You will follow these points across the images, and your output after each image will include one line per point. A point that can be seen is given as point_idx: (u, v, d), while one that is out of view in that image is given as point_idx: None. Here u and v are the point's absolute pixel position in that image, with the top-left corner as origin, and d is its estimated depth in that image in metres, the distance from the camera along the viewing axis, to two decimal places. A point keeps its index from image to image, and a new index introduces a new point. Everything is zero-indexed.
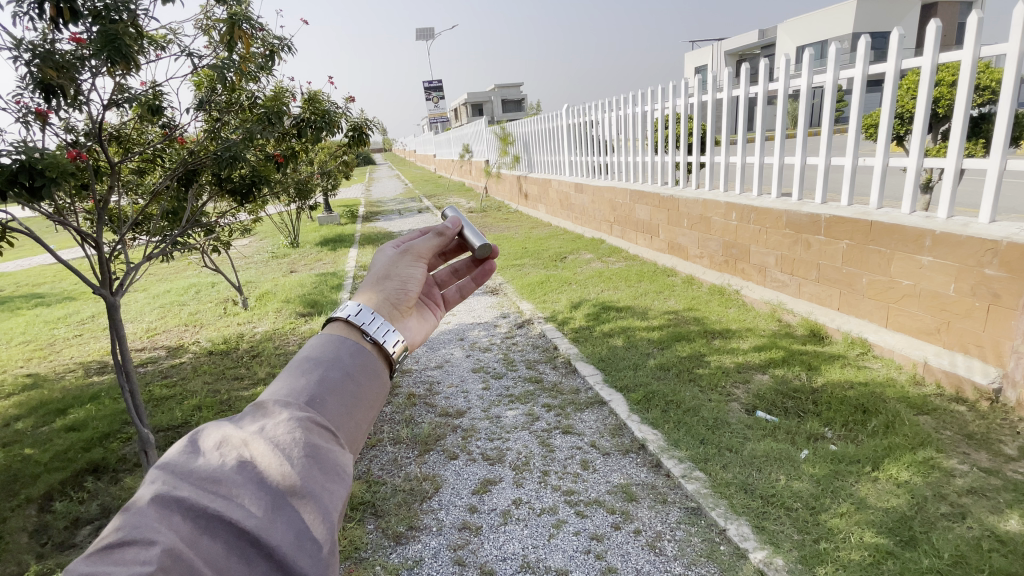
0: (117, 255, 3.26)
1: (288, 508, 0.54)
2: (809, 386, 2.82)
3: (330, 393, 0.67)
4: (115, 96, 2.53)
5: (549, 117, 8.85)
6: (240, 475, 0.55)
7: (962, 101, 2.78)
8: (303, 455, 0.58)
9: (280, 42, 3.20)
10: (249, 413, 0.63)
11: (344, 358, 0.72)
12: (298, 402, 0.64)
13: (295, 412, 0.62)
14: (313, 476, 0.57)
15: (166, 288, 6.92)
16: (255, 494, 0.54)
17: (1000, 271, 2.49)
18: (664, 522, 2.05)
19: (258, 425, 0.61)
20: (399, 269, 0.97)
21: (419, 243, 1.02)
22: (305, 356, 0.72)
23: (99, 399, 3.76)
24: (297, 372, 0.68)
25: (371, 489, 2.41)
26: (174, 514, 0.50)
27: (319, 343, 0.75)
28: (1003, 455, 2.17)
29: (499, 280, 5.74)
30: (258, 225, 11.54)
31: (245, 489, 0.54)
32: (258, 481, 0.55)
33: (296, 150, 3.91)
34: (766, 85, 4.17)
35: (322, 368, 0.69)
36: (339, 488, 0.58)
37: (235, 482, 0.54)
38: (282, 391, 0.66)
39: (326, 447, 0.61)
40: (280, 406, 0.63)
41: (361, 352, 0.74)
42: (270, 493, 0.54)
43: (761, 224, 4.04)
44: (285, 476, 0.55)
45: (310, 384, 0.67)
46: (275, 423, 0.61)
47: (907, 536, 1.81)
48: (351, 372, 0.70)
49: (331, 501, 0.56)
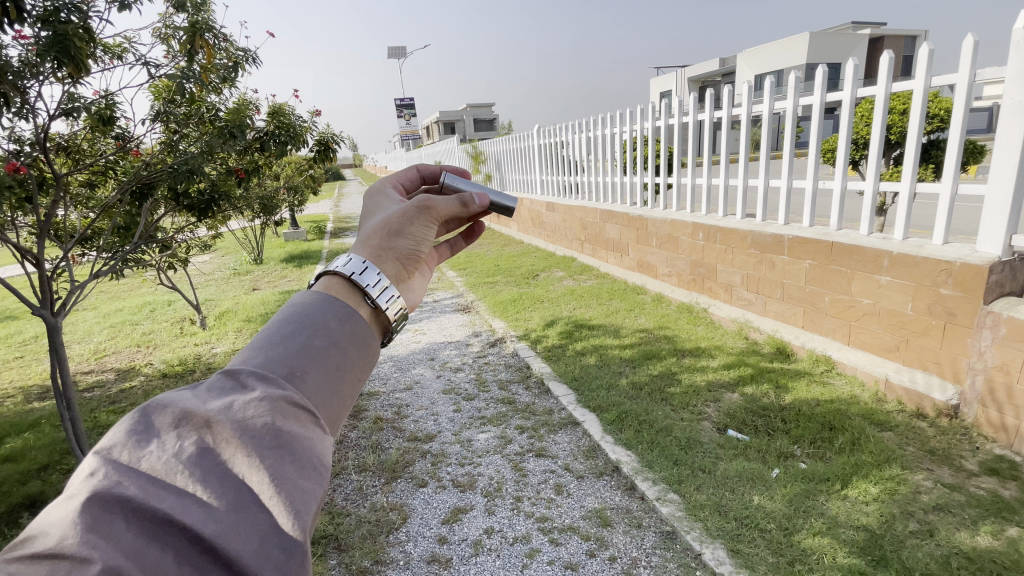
0: (61, 273, 3.06)
1: (252, 508, 0.52)
2: (778, 404, 2.85)
3: (310, 367, 0.64)
4: (64, 105, 2.39)
5: (520, 137, 8.93)
6: (198, 469, 0.53)
7: (915, 129, 2.92)
8: (273, 447, 0.56)
9: (245, 54, 3.11)
10: (217, 388, 0.61)
11: (331, 326, 0.69)
12: (273, 378, 0.62)
13: (267, 391, 0.60)
14: (285, 467, 0.55)
15: (118, 306, 6.55)
16: (214, 493, 0.52)
17: (955, 290, 2.58)
18: (639, 548, 2.01)
19: (225, 404, 0.58)
20: (413, 228, 0.97)
21: (440, 203, 1.01)
22: (287, 318, 0.70)
23: (38, 427, 3.48)
24: (276, 340, 0.67)
25: (334, 521, 2.28)
26: (115, 519, 0.49)
27: (304, 303, 0.72)
28: (964, 470, 2.23)
29: (470, 298, 5.67)
30: (221, 241, 11.16)
31: (203, 487, 0.52)
32: (219, 475, 0.54)
33: (259, 165, 3.78)
34: (729, 110, 4.30)
35: (304, 335, 0.67)
36: (312, 481, 0.56)
37: (194, 477, 0.53)
38: (257, 362, 0.64)
39: (301, 435, 0.59)
40: (255, 380, 0.62)
41: (351, 318, 0.72)
42: (231, 491, 0.53)
43: (727, 244, 4.13)
44: (252, 472, 0.54)
45: (289, 357, 0.64)
46: (245, 402, 0.58)
47: (878, 556, 1.82)
48: (336, 342, 0.68)
49: (304, 499, 0.55)
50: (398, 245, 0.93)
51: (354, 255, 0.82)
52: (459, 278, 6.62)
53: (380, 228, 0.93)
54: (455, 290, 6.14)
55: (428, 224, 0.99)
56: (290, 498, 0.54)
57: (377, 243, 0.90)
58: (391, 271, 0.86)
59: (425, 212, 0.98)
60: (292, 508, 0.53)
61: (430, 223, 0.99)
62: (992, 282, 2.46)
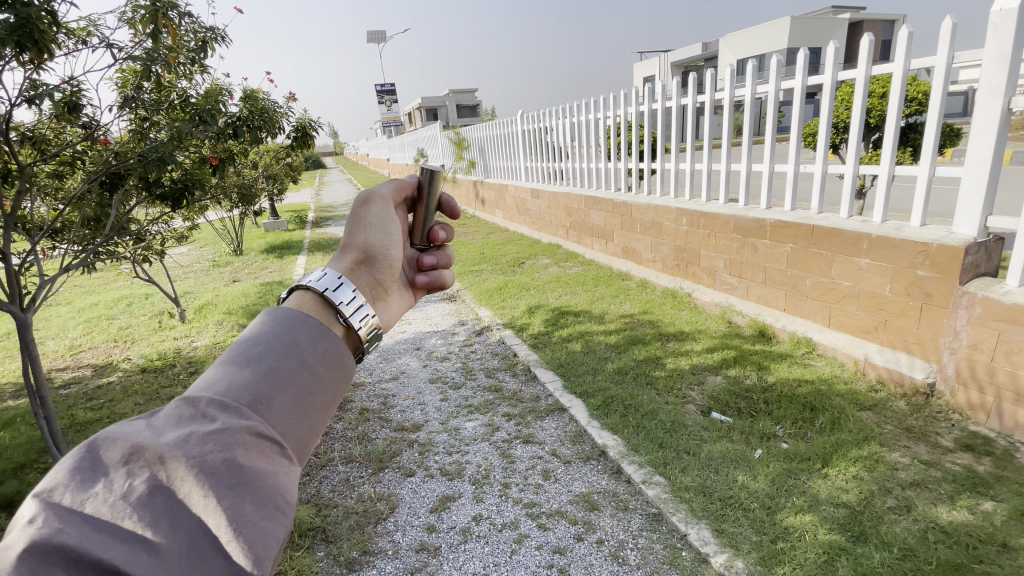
0: (28, 267, 2.94)
1: (208, 554, 0.51)
2: (760, 386, 2.90)
3: (277, 393, 0.62)
4: (27, 92, 2.27)
5: (503, 124, 8.84)
6: (148, 511, 0.52)
7: (894, 112, 2.94)
8: (232, 486, 0.53)
9: (212, 33, 2.99)
10: (174, 417, 0.59)
11: (302, 346, 0.67)
12: (236, 406, 0.59)
13: (228, 422, 0.57)
14: (245, 507, 0.53)
15: (93, 301, 6.38)
16: (168, 537, 0.51)
17: (931, 272, 2.63)
18: (626, 530, 2.03)
19: (180, 438, 0.56)
20: (386, 234, 0.99)
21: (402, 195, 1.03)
22: (253, 338, 0.67)
23: (13, 427, 3.38)
24: (241, 363, 0.64)
25: (320, 513, 2.26)
26: (54, 569, 0.46)
27: (273, 322, 0.70)
28: (940, 447, 2.30)
29: (456, 287, 5.64)
30: (199, 233, 10.92)
31: (155, 530, 0.51)
32: (172, 516, 0.52)
33: (233, 152, 3.67)
34: (711, 94, 4.28)
35: (272, 357, 0.65)
36: (273, 521, 0.54)
37: (143, 522, 0.51)
38: (218, 388, 0.61)
39: (263, 470, 0.56)
40: (215, 409, 0.59)
41: (321, 337, 0.70)
42: (186, 535, 0.51)
43: (709, 228, 4.15)
44: (209, 513, 0.52)
45: (253, 382, 0.62)
46: (203, 437, 0.56)
47: (858, 531, 1.86)
48: (306, 363, 0.66)
49: (264, 540, 0.52)
50: (376, 259, 0.96)
51: (327, 269, 0.84)
52: None
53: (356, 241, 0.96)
54: None
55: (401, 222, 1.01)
56: (249, 541, 0.51)
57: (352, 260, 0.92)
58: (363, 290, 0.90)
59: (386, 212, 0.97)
60: (250, 552, 0.51)
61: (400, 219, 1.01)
62: (967, 264, 2.52)
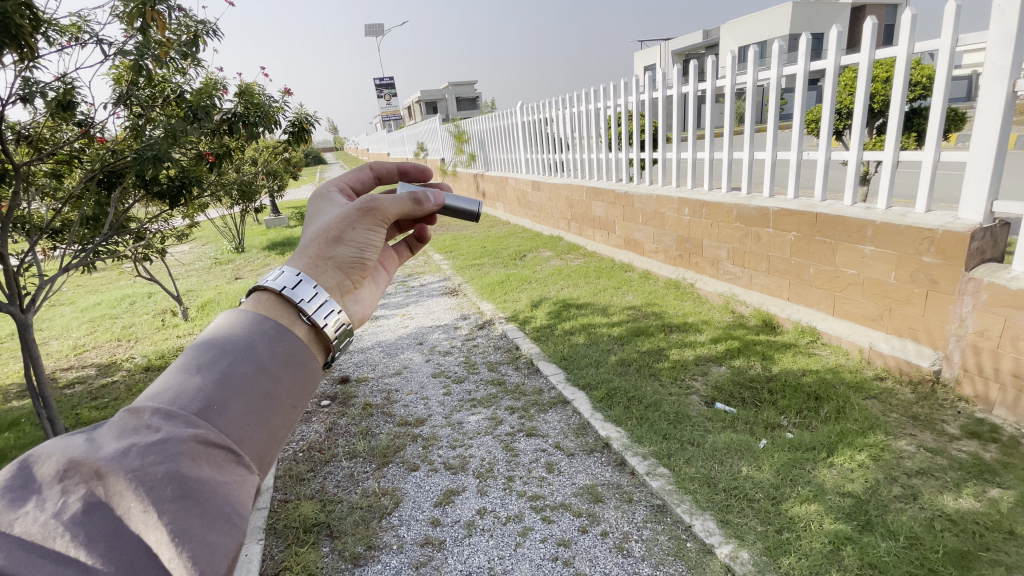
0: (28, 268, 2.93)
1: (145, 569, 0.54)
2: (765, 375, 2.88)
3: (230, 400, 0.64)
4: (19, 90, 2.25)
5: (503, 116, 8.78)
6: (81, 530, 0.55)
7: (898, 96, 2.89)
8: (175, 500, 0.56)
9: (204, 27, 2.96)
10: (117, 429, 0.61)
11: (259, 349, 0.69)
12: (182, 415, 0.61)
13: (173, 433, 0.59)
14: (190, 518, 0.56)
15: (96, 300, 6.38)
16: (103, 554, 0.54)
17: (937, 258, 2.60)
18: (630, 522, 2.02)
19: (121, 451, 0.58)
20: (356, 234, 1.02)
21: (387, 206, 1.08)
22: (205, 346, 0.69)
23: (19, 427, 3.39)
24: (191, 369, 0.66)
25: (325, 509, 2.27)
26: None
27: (229, 327, 0.72)
28: (946, 435, 2.28)
29: (458, 281, 5.62)
30: (201, 232, 10.92)
31: (89, 547, 0.54)
32: (109, 532, 0.55)
33: (230, 148, 3.64)
34: (713, 82, 4.21)
35: (224, 363, 0.66)
36: (220, 531, 0.57)
37: (77, 540, 0.54)
38: (165, 397, 0.63)
39: (210, 480, 0.59)
40: (159, 420, 0.61)
41: (279, 339, 0.72)
42: (123, 553, 0.54)
43: (712, 218, 4.12)
44: (148, 527, 0.55)
45: (203, 390, 0.64)
46: (146, 449, 0.58)
47: (864, 520, 1.85)
48: (264, 367, 0.68)
49: (210, 551, 0.55)
50: (339, 256, 0.98)
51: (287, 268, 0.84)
52: (446, 262, 6.57)
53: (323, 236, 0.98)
54: (442, 274, 6.09)
55: (374, 228, 1.05)
56: (191, 553, 0.54)
57: (315, 253, 0.95)
58: (330, 283, 0.91)
59: (369, 219, 1.04)
60: (191, 564, 0.54)
61: (375, 225, 1.05)
62: (974, 250, 2.48)
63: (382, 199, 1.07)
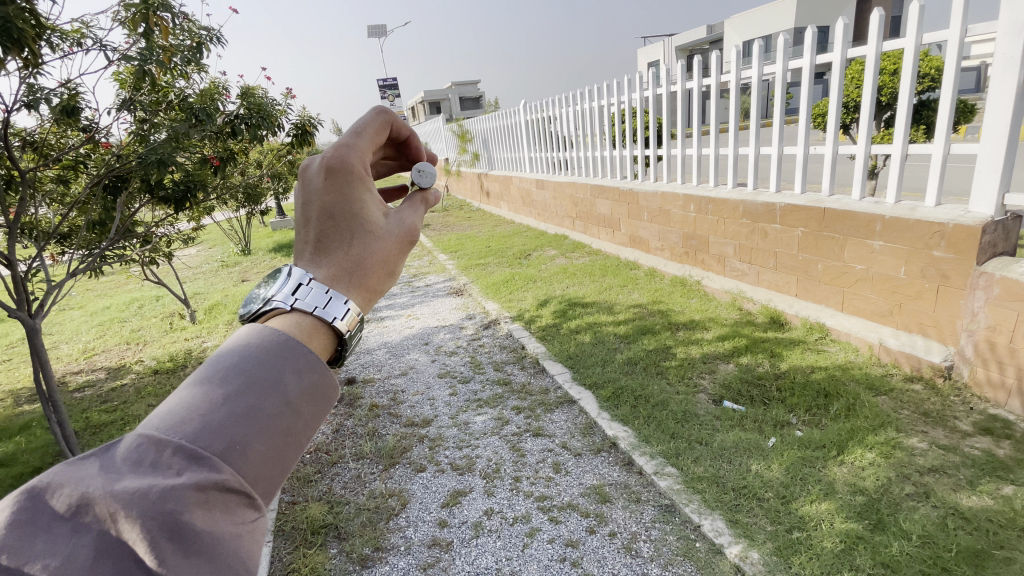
0: (36, 274, 2.96)
1: None
2: (773, 372, 2.86)
3: (255, 439, 0.54)
4: (23, 97, 2.26)
5: (506, 115, 8.77)
6: None
7: (906, 89, 2.85)
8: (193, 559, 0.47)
9: (208, 33, 2.98)
10: (135, 459, 0.52)
11: (288, 379, 0.59)
12: (204, 455, 0.52)
13: (194, 477, 0.50)
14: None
15: (105, 304, 6.45)
16: None
17: (947, 252, 2.56)
18: (638, 522, 2.01)
19: (133, 494, 0.49)
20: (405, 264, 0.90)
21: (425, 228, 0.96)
22: (232, 366, 0.58)
23: (30, 431, 3.43)
24: (215, 396, 0.56)
25: (333, 510, 2.27)
26: None
27: (259, 346, 0.61)
28: (959, 431, 2.25)
29: (463, 281, 5.62)
30: (208, 235, 11.04)
31: None
32: None
33: (234, 152, 3.65)
34: (717, 77, 4.18)
35: (252, 394, 0.56)
36: None
37: None
38: (185, 429, 0.53)
39: (230, 535, 0.50)
40: (180, 458, 0.51)
41: (310, 369, 0.61)
42: None
43: (718, 214, 4.09)
44: None
45: (227, 426, 0.54)
46: (160, 494, 0.49)
47: (876, 519, 1.83)
48: (293, 401, 0.58)
49: None
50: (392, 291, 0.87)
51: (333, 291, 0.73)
52: (450, 262, 6.56)
53: (378, 268, 0.83)
54: (447, 274, 6.10)
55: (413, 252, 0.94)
56: None
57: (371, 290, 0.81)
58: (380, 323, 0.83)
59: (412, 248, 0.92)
60: None
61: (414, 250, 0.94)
62: (985, 243, 2.45)
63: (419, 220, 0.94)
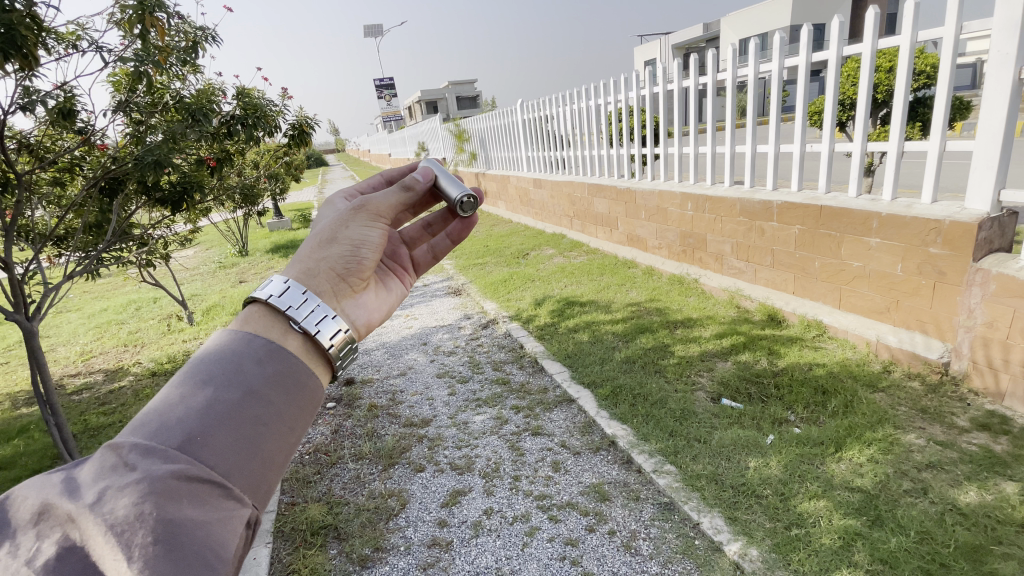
0: (33, 276, 2.94)
1: None
2: (770, 370, 2.86)
3: (213, 431, 0.63)
4: (19, 99, 2.25)
5: (504, 114, 8.76)
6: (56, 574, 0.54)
7: (902, 86, 2.85)
8: (153, 540, 0.55)
9: (204, 33, 2.97)
10: (98, 466, 0.61)
11: (248, 371, 0.69)
12: (163, 450, 0.60)
13: (153, 469, 0.59)
14: (163, 564, 0.54)
15: (102, 306, 6.42)
16: None
17: (944, 249, 2.57)
18: (638, 520, 2.01)
19: (99, 492, 0.58)
20: (349, 232, 1.03)
21: (373, 202, 1.09)
22: (193, 372, 0.68)
23: (28, 434, 3.42)
24: (175, 399, 0.65)
25: (332, 511, 2.27)
26: None
27: (220, 349, 0.72)
28: (956, 427, 2.26)
29: (461, 281, 5.61)
30: (206, 236, 11.00)
31: None
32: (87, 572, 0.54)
33: (230, 153, 3.63)
34: (714, 75, 4.18)
35: (211, 392, 0.66)
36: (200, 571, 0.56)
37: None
38: (145, 432, 0.63)
39: (189, 518, 0.57)
40: (140, 456, 0.60)
41: (268, 359, 0.72)
42: None
43: (716, 212, 4.09)
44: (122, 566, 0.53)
45: (186, 422, 0.63)
46: (124, 487, 0.57)
47: (874, 515, 1.83)
48: (252, 391, 0.68)
49: None
50: (336, 257, 1.00)
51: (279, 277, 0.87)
52: (449, 261, 6.56)
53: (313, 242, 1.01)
54: (445, 274, 6.09)
55: (363, 221, 1.05)
56: None
57: (306, 259, 0.97)
58: (322, 285, 0.94)
59: (360, 218, 1.05)
60: None
61: (364, 219, 1.05)
62: (981, 240, 2.45)
63: (370, 198, 1.09)
